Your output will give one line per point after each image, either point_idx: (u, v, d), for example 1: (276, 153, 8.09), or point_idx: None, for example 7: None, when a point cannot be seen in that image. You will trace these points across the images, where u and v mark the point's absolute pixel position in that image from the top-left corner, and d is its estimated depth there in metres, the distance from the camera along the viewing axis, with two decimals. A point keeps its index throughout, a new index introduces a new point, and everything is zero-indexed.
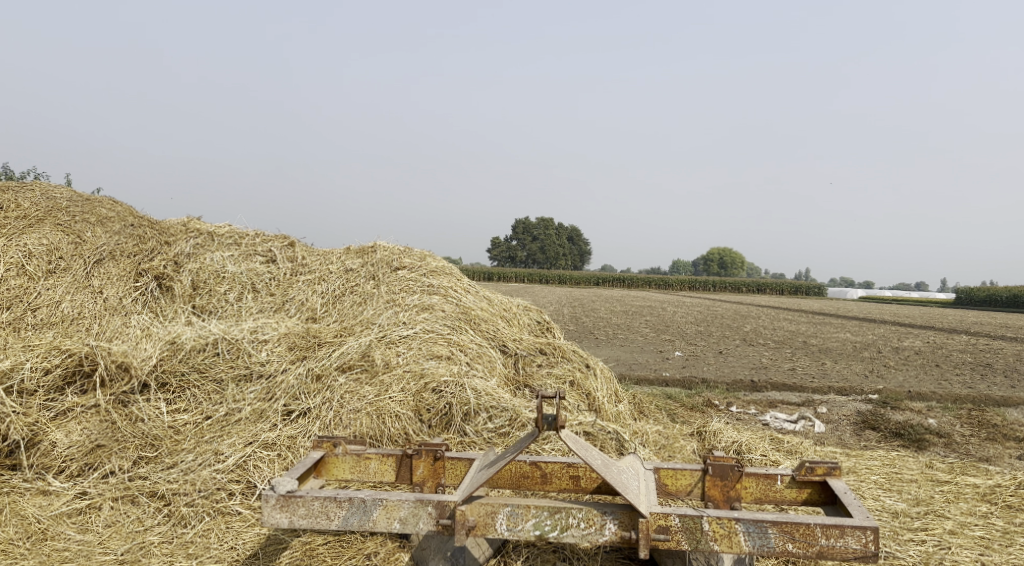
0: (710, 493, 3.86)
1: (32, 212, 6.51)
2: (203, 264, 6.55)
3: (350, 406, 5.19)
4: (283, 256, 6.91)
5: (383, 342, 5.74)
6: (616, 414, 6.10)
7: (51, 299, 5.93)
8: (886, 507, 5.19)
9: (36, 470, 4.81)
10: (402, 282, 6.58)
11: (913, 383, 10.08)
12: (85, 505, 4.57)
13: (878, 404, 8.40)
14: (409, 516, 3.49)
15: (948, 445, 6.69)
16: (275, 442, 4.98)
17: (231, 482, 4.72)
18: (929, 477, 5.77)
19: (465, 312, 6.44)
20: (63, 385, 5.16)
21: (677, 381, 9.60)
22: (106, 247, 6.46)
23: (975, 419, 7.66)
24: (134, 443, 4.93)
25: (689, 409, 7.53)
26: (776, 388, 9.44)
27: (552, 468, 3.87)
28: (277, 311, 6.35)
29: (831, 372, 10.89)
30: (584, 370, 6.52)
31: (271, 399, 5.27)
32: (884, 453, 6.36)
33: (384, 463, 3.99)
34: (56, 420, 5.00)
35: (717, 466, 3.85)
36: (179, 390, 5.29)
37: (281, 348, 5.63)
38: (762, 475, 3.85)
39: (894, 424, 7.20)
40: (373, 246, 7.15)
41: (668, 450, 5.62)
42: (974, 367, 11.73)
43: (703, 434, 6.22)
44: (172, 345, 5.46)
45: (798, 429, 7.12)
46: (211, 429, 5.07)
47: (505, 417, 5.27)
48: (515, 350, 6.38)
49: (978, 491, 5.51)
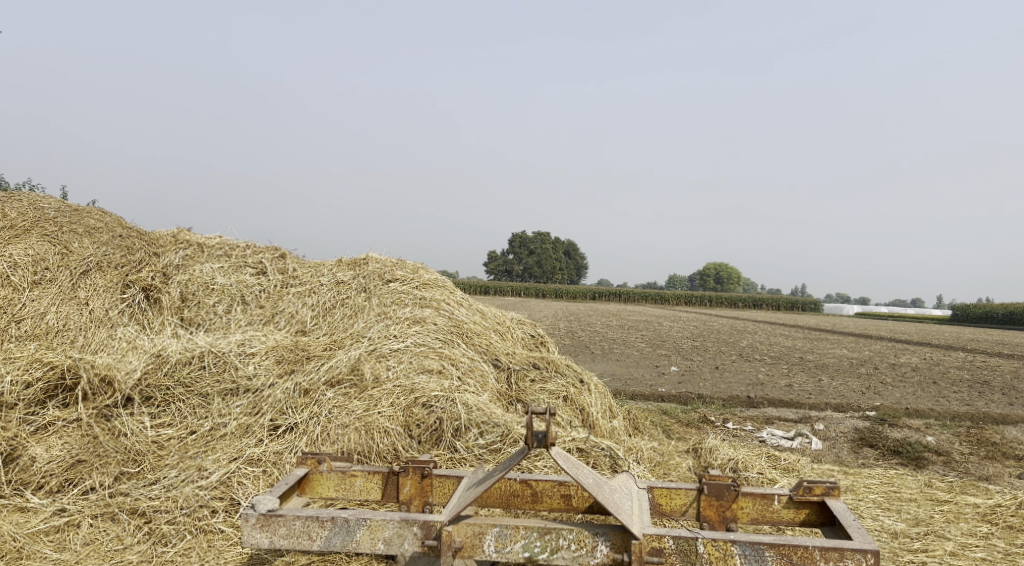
0: (706, 513, 3.74)
1: (19, 222, 6.40)
2: (192, 276, 6.46)
3: (338, 421, 5.08)
4: (274, 268, 6.80)
5: (373, 356, 5.64)
6: (610, 430, 5.99)
7: (35, 310, 5.82)
8: (885, 527, 5.09)
9: (14, 486, 4.66)
10: (394, 294, 6.48)
11: (910, 400, 10.00)
12: (63, 522, 4.43)
13: (876, 421, 8.30)
14: (393, 537, 3.37)
15: (946, 463, 6.59)
16: (260, 458, 4.88)
17: (214, 500, 4.60)
18: (928, 496, 5.67)
19: (457, 325, 6.34)
20: (44, 399, 5.05)
21: (673, 396, 9.50)
22: (93, 258, 6.35)
23: (975, 437, 7.56)
24: (116, 459, 4.80)
25: (685, 425, 7.43)
26: (772, 404, 9.34)
27: (543, 487, 3.75)
28: (266, 323, 6.24)
29: (828, 388, 10.79)
30: (579, 386, 6.41)
31: (257, 414, 5.16)
32: (882, 471, 6.25)
33: (370, 480, 3.88)
34: (35, 435, 4.88)
35: (712, 486, 3.73)
36: (164, 404, 5.18)
37: (268, 362, 5.52)
38: (759, 495, 3.73)
39: (892, 441, 7.11)
40: (365, 258, 7.06)
41: (662, 467, 5.54)
42: (972, 385, 11.64)
43: (698, 451, 6.11)
44: (157, 359, 5.36)
45: (794, 446, 7.02)
46: (195, 444, 4.96)
47: (496, 433, 5.19)
48: (507, 365, 6.29)
49: (978, 511, 5.41)
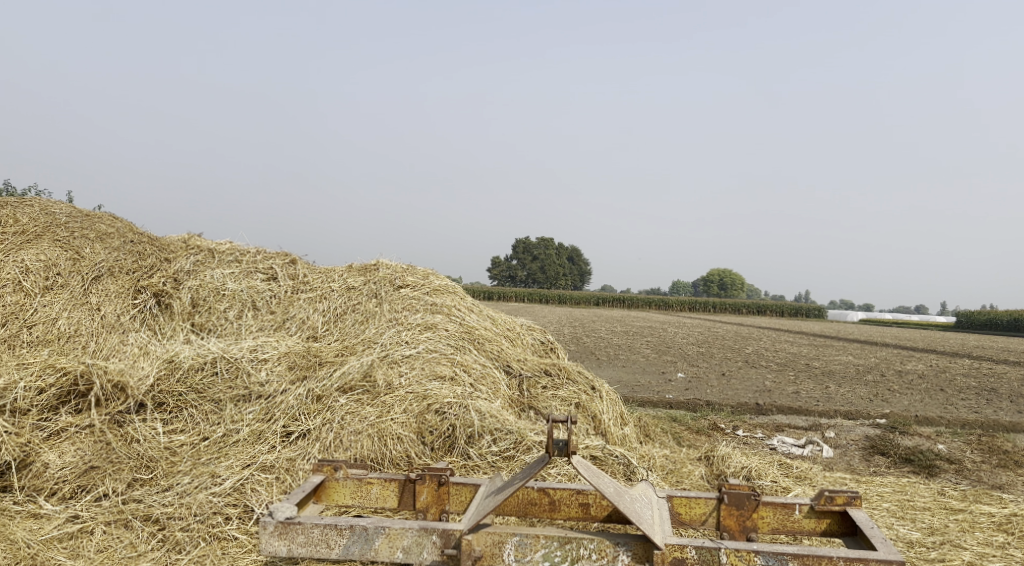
0: (725, 522, 3.71)
1: (30, 227, 6.41)
2: (203, 281, 6.45)
3: (350, 428, 5.07)
4: (285, 274, 6.79)
5: (386, 362, 5.63)
6: (622, 437, 5.97)
7: (47, 316, 5.82)
8: (901, 536, 5.06)
9: (27, 492, 4.64)
10: (405, 300, 6.47)
11: (919, 407, 9.95)
12: (77, 529, 4.40)
13: (886, 429, 8.25)
14: (412, 546, 3.36)
15: (959, 471, 6.55)
16: (273, 464, 4.87)
17: (228, 506, 4.58)
18: (942, 505, 5.63)
19: (469, 331, 6.32)
20: (57, 404, 5.04)
21: (681, 403, 9.46)
22: (105, 263, 6.35)
23: (986, 445, 7.52)
24: (129, 465, 4.80)
25: (695, 433, 7.41)
26: (781, 412, 9.31)
27: (561, 496, 3.73)
28: (277, 329, 6.23)
29: (836, 395, 10.76)
30: (591, 392, 6.39)
31: (270, 420, 5.16)
32: (894, 479, 6.21)
33: (387, 488, 3.85)
34: (49, 441, 4.87)
35: (732, 495, 3.71)
36: (176, 410, 5.17)
37: (281, 368, 5.51)
38: (780, 505, 3.70)
39: (903, 449, 7.07)
40: (376, 263, 7.05)
41: (675, 475, 5.51)
42: (980, 392, 11.59)
43: (711, 459, 6.08)
44: (170, 364, 5.36)
45: (806, 454, 6.99)
46: (208, 450, 4.95)
47: (510, 440, 5.17)
48: (519, 371, 6.28)
49: (993, 520, 5.38)
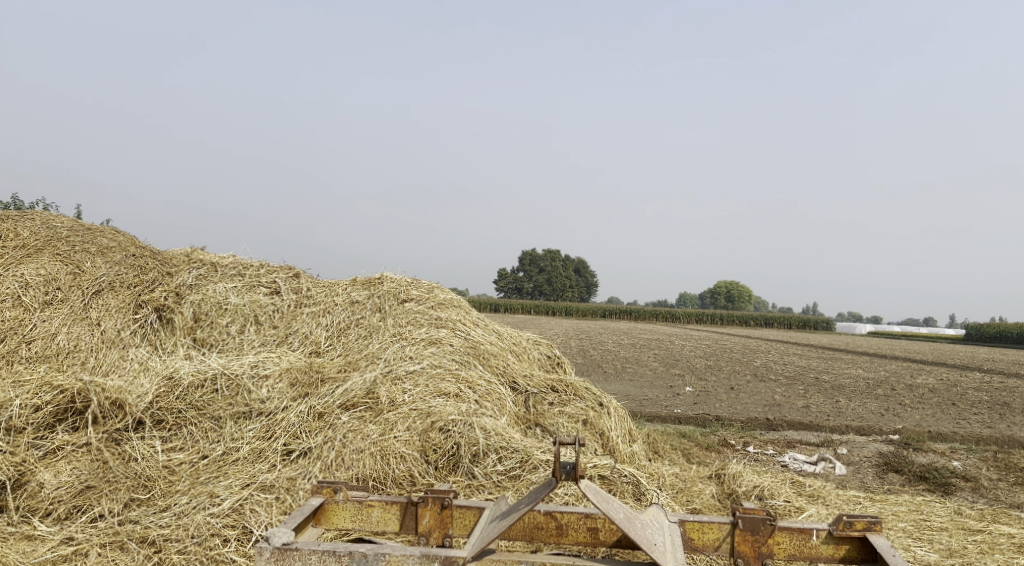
0: (740, 548, 3.57)
1: (31, 241, 6.33)
2: (205, 295, 6.34)
3: (352, 446, 4.95)
4: (288, 288, 6.67)
5: (389, 378, 5.53)
6: (630, 455, 5.85)
7: (46, 331, 5.73)
8: (918, 558, 4.90)
9: (21, 512, 4.51)
10: (410, 315, 6.36)
11: (931, 422, 9.78)
12: (71, 551, 4.25)
13: (900, 445, 8.07)
14: None
15: (976, 490, 6.39)
16: (273, 484, 4.75)
17: (226, 528, 4.43)
18: (960, 525, 5.47)
19: (474, 346, 6.21)
20: (53, 422, 4.96)
21: (690, 418, 9.30)
22: (106, 277, 6.26)
23: (1003, 462, 7.34)
24: (126, 485, 4.68)
25: (704, 449, 7.28)
26: (792, 427, 9.14)
27: (568, 519, 3.58)
28: (280, 344, 6.12)
29: (846, 409, 10.58)
30: (598, 409, 6.24)
31: (270, 438, 5.06)
32: (909, 498, 6.06)
33: (388, 511, 3.71)
34: (44, 460, 4.78)
35: (748, 519, 3.57)
36: (175, 428, 5.08)
37: (282, 385, 5.39)
38: (797, 530, 3.56)
39: (918, 466, 6.91)
40: (379, 277, 6.94)
41: (685, 494, 5.37)
42: (994, 406, 11.39)
43: (722, 477, 5.93)
44: (169, 381, 5.27)
45: (818, 472, 6.83)
46: (207, 469, 4.85)
47: (515, 459, 5.05)
48: (524, 388, 6.16)
49: (1014, 541, 5.21)
